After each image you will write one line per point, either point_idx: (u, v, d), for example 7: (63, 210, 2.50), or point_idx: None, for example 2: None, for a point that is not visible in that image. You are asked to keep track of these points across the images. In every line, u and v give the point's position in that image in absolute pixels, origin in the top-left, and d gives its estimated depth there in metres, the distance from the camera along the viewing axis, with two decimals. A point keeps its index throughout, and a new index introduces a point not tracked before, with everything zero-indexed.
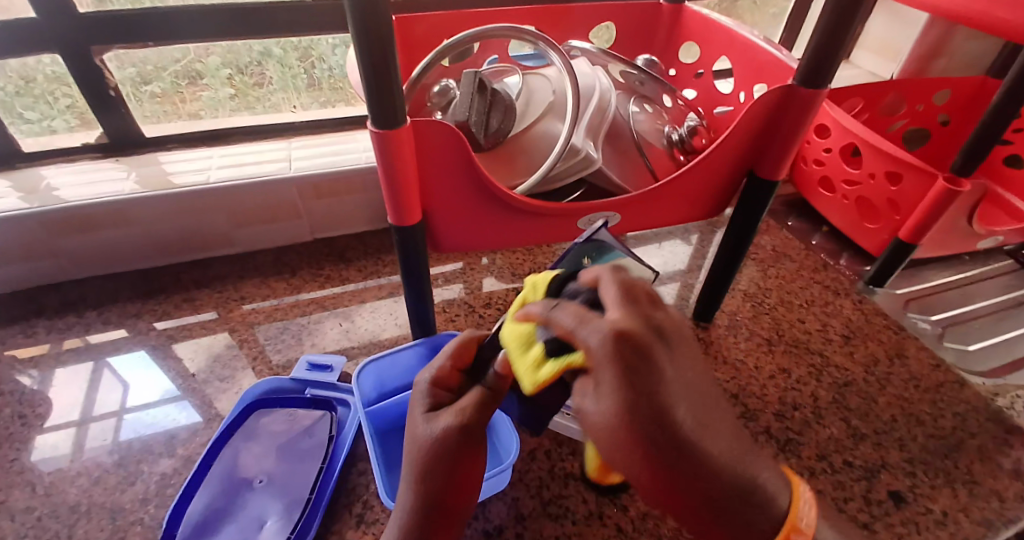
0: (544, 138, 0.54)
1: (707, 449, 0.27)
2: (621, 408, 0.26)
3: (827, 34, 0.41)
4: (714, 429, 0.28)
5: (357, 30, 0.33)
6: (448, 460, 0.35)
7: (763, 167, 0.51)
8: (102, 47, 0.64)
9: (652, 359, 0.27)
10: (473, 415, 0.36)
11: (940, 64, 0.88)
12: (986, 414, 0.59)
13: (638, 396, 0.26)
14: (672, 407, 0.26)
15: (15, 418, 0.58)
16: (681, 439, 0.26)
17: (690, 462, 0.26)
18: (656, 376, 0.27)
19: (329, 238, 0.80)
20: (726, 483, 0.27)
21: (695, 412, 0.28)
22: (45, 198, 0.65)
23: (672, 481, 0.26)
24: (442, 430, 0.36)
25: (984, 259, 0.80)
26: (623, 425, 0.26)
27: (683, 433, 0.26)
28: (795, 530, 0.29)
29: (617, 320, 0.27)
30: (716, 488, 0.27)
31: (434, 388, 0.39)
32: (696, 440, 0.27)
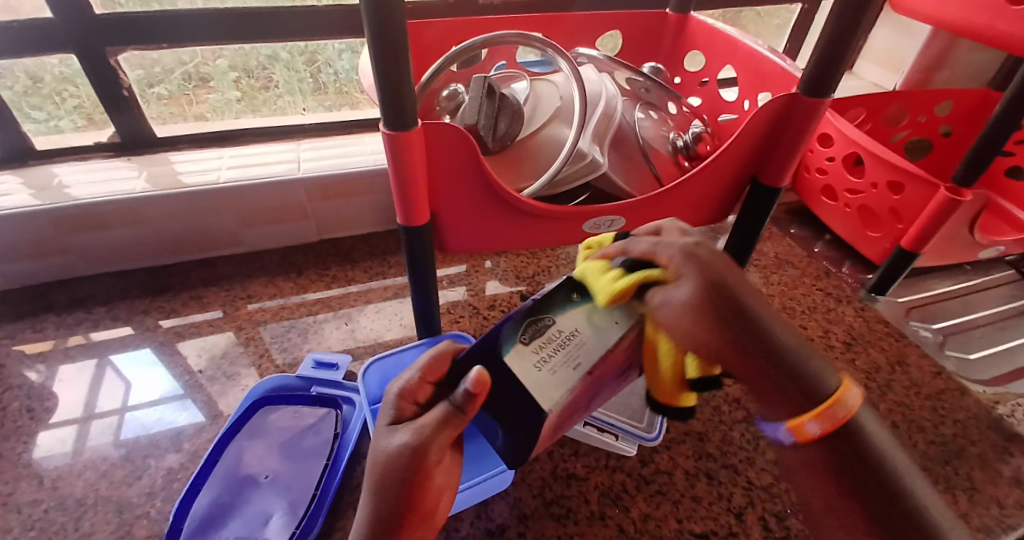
0: (550, 142, 0.54)
1: (771, 331, 0.32)
2: (699, 291, 0.33)
3: (831, 44, 0.42)
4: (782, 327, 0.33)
5: (372, 33, 0.34)
6: (403, 477, 0.33)
7: (767, 174, 0.52)
8: (113, 49, 0.65)
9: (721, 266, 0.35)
10: (433, 433, 0.34)
11: (942, 75, 0.89)
12: (986, 422, 0.59)
13: (710, 283, 0.34)
14: (746, 302, 0.33)
15: (22, 412, 0.58)
16: (749, 316, 0.33)
17: (747, 320, 0.32)
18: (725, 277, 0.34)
19: (334, 239, 0.81)
20: (779, 349, 0.32)
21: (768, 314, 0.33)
22: (56, 196, 0.66)
23: (739, 346, 0.32)
24: (398, 445, 0.34)
25: (986, 268, 0.81)
26: (699, 307, 0.33)
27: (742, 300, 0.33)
28: (831, 413, 0.30)
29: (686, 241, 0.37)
30: (786, 364, 0.31)
31: (400, 400, 0.37)
32: (757, 309, 0.33)
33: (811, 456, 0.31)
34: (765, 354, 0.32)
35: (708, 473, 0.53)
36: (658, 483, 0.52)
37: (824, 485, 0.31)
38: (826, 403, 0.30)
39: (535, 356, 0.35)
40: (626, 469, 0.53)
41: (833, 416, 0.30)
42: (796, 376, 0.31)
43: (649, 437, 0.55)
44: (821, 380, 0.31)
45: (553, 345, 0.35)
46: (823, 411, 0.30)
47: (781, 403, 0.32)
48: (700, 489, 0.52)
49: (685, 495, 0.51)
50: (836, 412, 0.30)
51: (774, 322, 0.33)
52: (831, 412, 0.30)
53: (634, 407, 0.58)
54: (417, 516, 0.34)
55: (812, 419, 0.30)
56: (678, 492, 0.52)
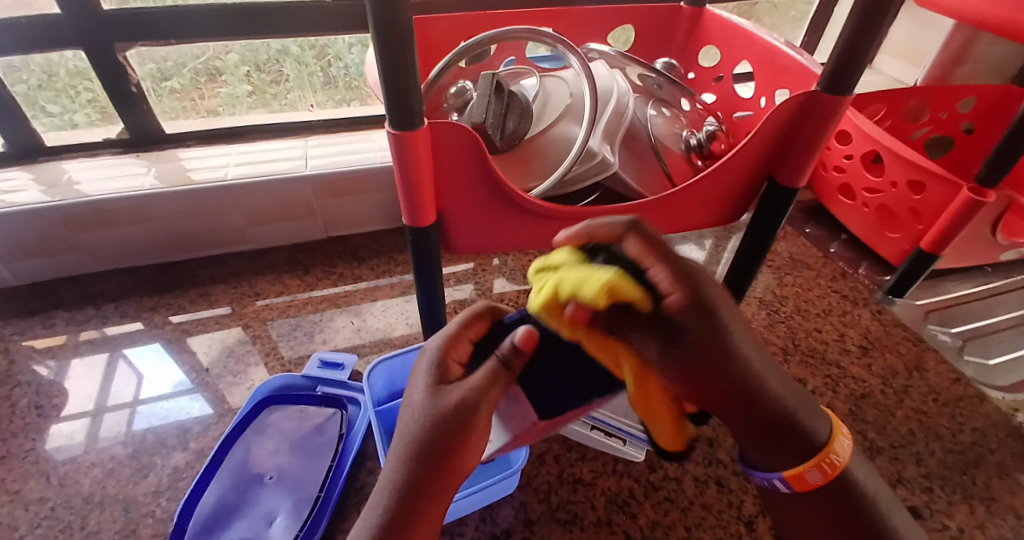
0: (560, 141, 0.53)
1: (763, 377, 0.38)
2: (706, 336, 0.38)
3: (851, 43, 0.40)
4: (771, 371, 0.39)
5: (376, 30, 0.33)
6: (456, 434, 0.33)
7: (783, 174, 0.51)
8: (122, 44, 0.65)
9: (713, 305, 0.39)
10: (487, 390, 0.34)
11: (965, 71, 0.86)
12: (1007, 429, 0.57)
13: (705, 326, 0.38)
14: (736, 347, 0.38)
15: (32, 408, 0.59)
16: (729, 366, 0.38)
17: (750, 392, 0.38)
18: (717, 313, 0.39)
19: (342, 236, 0.81)
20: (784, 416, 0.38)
21: (759, 358, 0.39)
22: (66, 192, 0.66)
23: (711, 385, 0.38)
24: (454, 401, 0.33)
25: (1007, 270, 0.78)
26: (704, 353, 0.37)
27: (735, 374, 0.38)
28: (830, 461, 0.38)
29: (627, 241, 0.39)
30: (766, 412, 0.38)
31: (444, 360, 0.37)
32: (755, 379, 0.38)
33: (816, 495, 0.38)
34: (754, 404, 0.38)
35: (717, 479, 0.52)
36: (666, 490, 0.51)
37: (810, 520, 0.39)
38: (818, 461, 0.38)
39: None
40: (633, 474, 0.52)
41: (817, 475, 0.38)
42: (777, 421, 0.38)
43: None
44: (813, 435, 0.38)
45: None
46: (815, 468, 0.37)
47: (781, 452, 0.38)
48: (710, 496, 0.51)
49: (694, 503, 0.50)
50: (827, 465, 0.38)
51: (760, 368, 0.38)
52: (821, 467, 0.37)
53: None
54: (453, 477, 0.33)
55: (814, 470, 0.37)
56: (687, 499, 0.51)
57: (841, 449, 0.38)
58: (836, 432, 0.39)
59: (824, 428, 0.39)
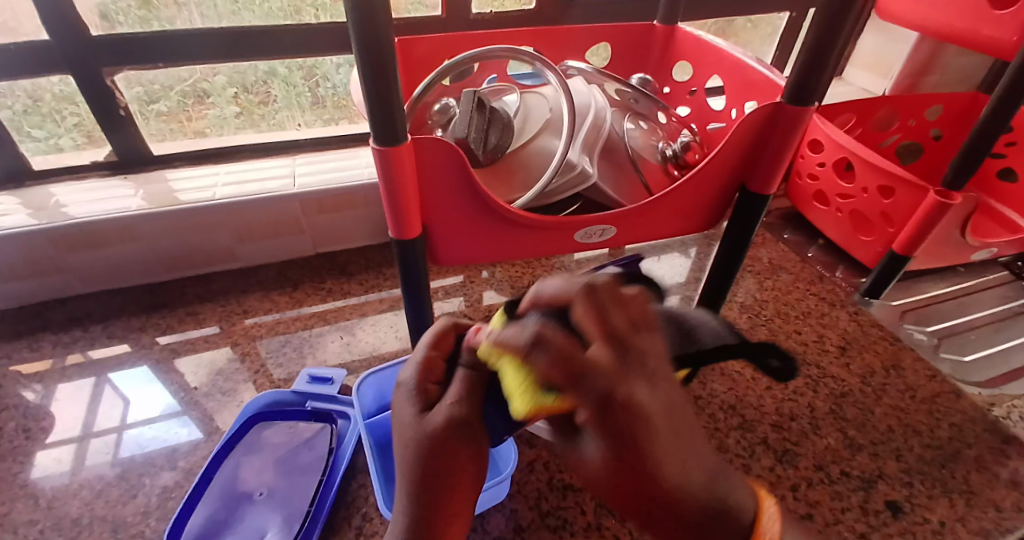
0: (541, 153, 0.55)
1: (668, 474, 0.27)
2: (615, 417, 0.27)
3: (812, 55, 0.42)
4: (691, 457, 0.29)
5: (359, 50, 0.35)
6: (445, 452, 0.35)
7: (755, 181, 0.53)
8: (111, 68, 0.66)
9: (625, 390, 0.28)
10: (466, 401, 0.36)
11: (931, 80, 0.90)
12: (983, 424, 0.59)
13: (611, 412, 0.28)
14: (654, 457, 0.27)
15: (19, 432, 0.59)
16: (638, 439, 0.27)
17: (649, 476, 0.27)
18: (627, 397, 0.28)
19: (331, 253, 0.82)
20: (703, 513, 0.28)
21: (666, 447, 0.28)
22: (53, 215, 0.67)
23: (614, 472, 0.28)
24: (440, 420, 0.36)
25: (979, 270, 0.81)
26: (613, 461, 0.27)
27: (644, 451, 0.27)
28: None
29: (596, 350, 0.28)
30: (681, 512, 0.27)
31: (422, 383, 0.39)
32: (656, 462, 0.27)
33: None
34: (661, 511, 0.27)
35: None
36: None
37: None
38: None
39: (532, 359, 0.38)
40: None
41: None
42: (701, 525, 0.28)
43: None
44: (740, 512, 0.28)
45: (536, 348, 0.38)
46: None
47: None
48: None
49: None
50: None
51: (665, 457, 0.27)
52: None
53: None
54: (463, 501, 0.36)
55: None
56: None
57: (774, 517, 0.29)
58: (762, 501, 0.30)
59: (746, 499, 0.29)
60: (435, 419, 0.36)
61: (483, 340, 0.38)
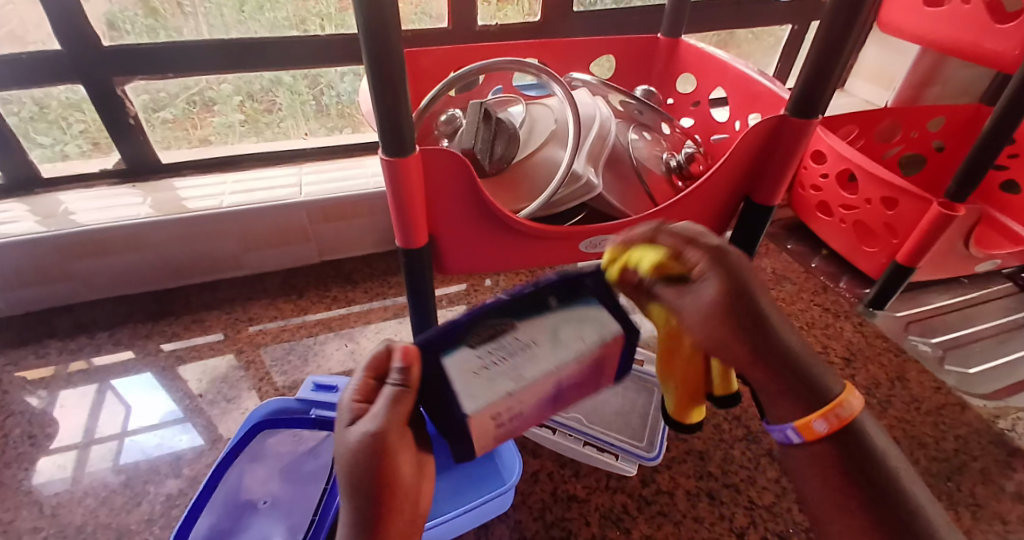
0: (546, 164, 0.55)
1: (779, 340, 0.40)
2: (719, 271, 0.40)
3: (816, 69, 0.43)
4: (784, 329, 0.41)
5: (370, 63, 0.35)
6: (372, 466, 0.32)
7: (760, 193, 0.53)
8: (120, 78, 0.67)
9: (731, 257, 0.41)
10: (391, 412, 0.33)
11: (933, 91, 0.90)
12: (988, 436, 0.59)
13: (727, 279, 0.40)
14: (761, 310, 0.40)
15: (24, 438, 0.59)
16: (745, 292, 0.40)
17: (753, 324, 0.40)
18: (738, 269, 0.41)
19: (335, 261, 0.82)
20: (789, 362, 0.40)
21: (773, 310, 0.41)
22: (61, 222, 0.67)
23: (720, 315, 0.40)
24: (363, 435, 0.32)
25: (983, 281, 0.81)
26: (724, 305, 0.40)
27: (755, 306, 0.40)
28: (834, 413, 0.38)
29: (711, 245, 0.41)
30: (768, 355, 0.40)
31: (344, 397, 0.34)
32: (767, 317, 0.40)
33: (824, 457, 0.38)
34: (760, 337, 0.40)
35: (709, 493, 0.53)
36: (659, 504, 0.52)
37: (825, 486, 0.37)
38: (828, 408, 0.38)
39: (477, 360, 0.37)
40: (626, 490, 0.53)
41: (832, 421, 0.37)
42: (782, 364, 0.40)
43: (649, 457, 0.54)
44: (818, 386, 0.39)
45: (500, 351, 0.37)
46: (830, 412, 0.38)
47: (797, 395, 0.39)
48: (702, 509, 0.52)
49: (686, 516, 0.51)
50: (838, 413, 0.37)
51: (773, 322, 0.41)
52: (831, 415, 0.37)
53: (634, 425, 0.58)
54: (402, 499, 0.35)
55: (819, 419, 0.38)
56: (679, 512, 0.51)
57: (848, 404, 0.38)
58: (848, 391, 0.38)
59: (830, 381, 0.39)
60: (350, 436, 0.32)
61: (404, 362, 0.35)
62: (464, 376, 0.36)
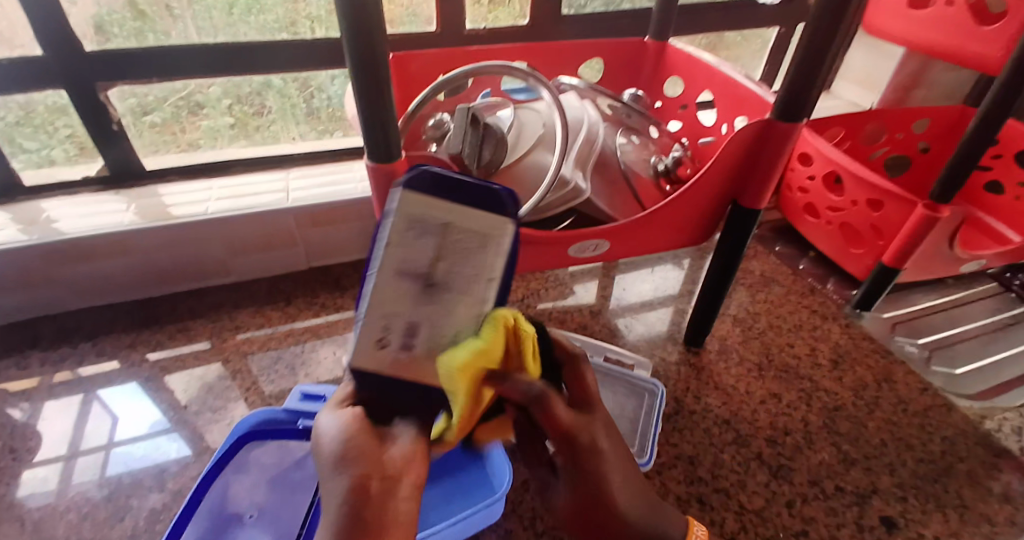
0: (534, 169, 0.55)
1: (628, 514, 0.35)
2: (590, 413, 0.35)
3: (801, 73, 0.43)
4: (632, 492, 0.35)
5: (355, 69, 0.35)
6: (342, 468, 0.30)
7: (746, 197, 0.53)
8: (106, 83, 0.66)
9: (589, 437, 0.33)
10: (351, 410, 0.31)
11: (918, 94, 0.91)
12: (974, 437, 0.59)
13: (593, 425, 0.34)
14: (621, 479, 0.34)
15: (5, 452, 0.58)
16: (592, 482, 0.33)
17: (607, 520, 0.34)
18: (586, 441, 0.33)
19: (324, 266, 0.82)
20: (642, 538, 0.36)
21: (623, 476, 0.34)
22: (43, 231, 0.66)
23: (574, 514, 0.34)
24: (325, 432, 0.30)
25: (968, 282, 0.82)
26: (574, 504, 0.34)
27: (602, 494, 0.33)
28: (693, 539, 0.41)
29: (564, 413, 0.33)
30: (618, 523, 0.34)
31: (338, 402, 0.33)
32: (607, 489, 0.33)
33: None
34: (612, 534, 0.34)
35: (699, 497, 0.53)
36: None
37: None
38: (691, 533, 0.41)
39: (374, 330, 0.29)
40: None
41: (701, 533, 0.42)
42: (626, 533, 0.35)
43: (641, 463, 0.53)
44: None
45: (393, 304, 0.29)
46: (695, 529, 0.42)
47: None
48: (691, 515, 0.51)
49: None
50: None
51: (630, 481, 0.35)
52: None
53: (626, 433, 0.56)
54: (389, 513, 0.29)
55: None
56: None
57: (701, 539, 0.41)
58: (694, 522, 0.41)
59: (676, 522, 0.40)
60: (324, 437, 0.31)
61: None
62: (367, 349, 0.29)
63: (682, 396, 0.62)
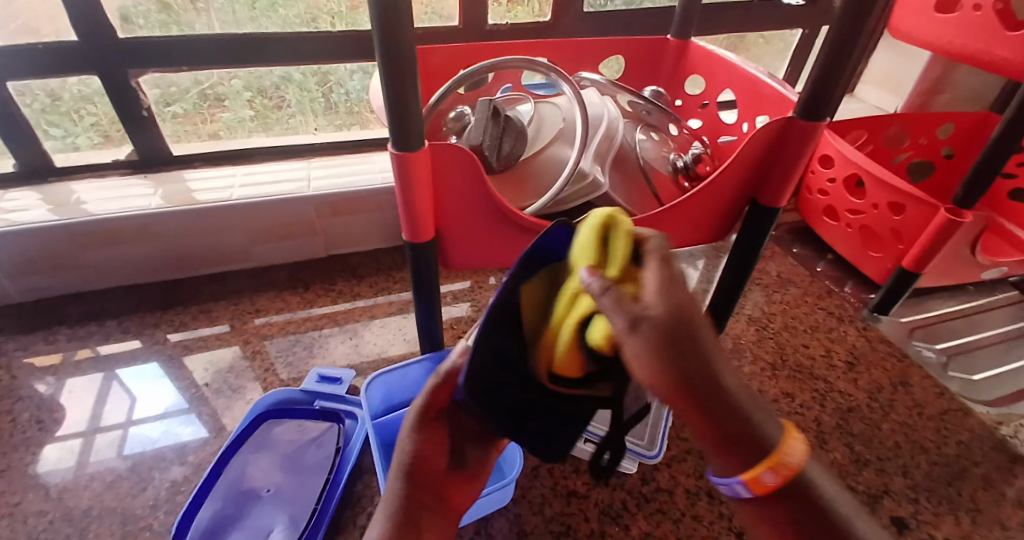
0: (554, 162, 0.56)
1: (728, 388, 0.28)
2: (655, 332, 0.26)
3: (823, 71, 0.43)
4: (726, 368, 0.28)
5: (383, 58, 0.36)
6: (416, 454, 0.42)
7: (766, 194, 0.53)
8: (134, 70, 0.68)
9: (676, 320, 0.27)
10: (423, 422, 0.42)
11: (943, 98, 0.90)
12: (990, 442, 0.59)
13: (671, 344, 0.26)
14: (719, 372, 0.27)
15: (33, 423, 0.60)
16: (695, 344, 0.27)
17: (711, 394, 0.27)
18: (682, 319, 0.27)
19: (341, 255, 0.83)
20: (739, 419, 0.28)
21: (714, 352, 0.28)
22: (73, 211, 0.68)
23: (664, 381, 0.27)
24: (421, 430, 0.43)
25: (989, 289, 0.81)
26: (662, 373, 0.26)
27: (697, 363, 0.27)
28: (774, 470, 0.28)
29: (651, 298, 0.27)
30: (726, 412, 0.27)
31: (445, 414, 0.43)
32: (709, 366, 0.27)
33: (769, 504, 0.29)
34: (711, 404, 0.27)
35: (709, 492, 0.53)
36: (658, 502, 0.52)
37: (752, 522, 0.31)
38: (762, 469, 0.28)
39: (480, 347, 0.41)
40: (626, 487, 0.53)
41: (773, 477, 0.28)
42: (736, 424, 0.28)
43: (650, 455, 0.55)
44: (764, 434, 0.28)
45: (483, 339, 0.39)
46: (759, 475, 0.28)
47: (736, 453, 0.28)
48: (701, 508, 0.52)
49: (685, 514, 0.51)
50: (779, 469, 0.28)
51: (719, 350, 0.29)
52: (775, 469, 0.28)
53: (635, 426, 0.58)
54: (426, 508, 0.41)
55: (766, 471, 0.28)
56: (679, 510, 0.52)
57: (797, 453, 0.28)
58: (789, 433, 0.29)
59: (773, 426, 0.29)
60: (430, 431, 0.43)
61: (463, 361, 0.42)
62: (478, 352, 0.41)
63: None
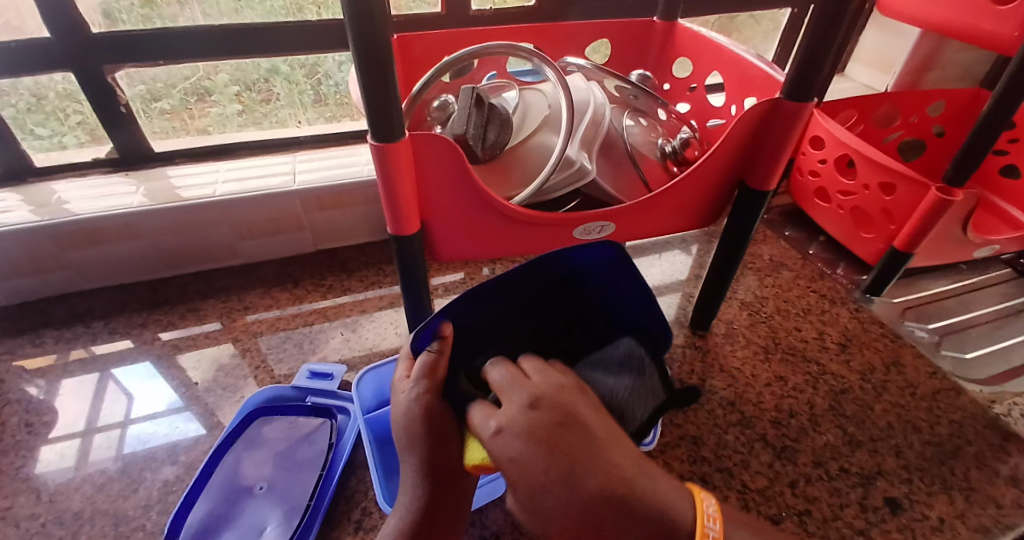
0: (539, 150, 0.55)
1: (624, 475, 0.33)
2: (524, 445, 0.33)
3: (810, 52, 0.42)
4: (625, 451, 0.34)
5: (357, 45, 0.34)
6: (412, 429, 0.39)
7: (754, 178, 0.52)
8: (112, 65, 0.66)
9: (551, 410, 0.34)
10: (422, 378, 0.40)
11: (933, 76, 0.90)
12: (983, 421, 0.59)
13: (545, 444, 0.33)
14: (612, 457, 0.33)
15: (21, 426, 0.59)
16: (582, 434, 0.33)
17: (574, 441, 0.33)
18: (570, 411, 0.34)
19: (331, 249, 0.82)
20: (625, 502, 0.32)
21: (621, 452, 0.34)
22: (54, 211, 0.67)
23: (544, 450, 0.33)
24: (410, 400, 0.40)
25: (981, 267, 0.81)
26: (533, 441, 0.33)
27: (576, 440, 0.33)
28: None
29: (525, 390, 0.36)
30: (636, 513, 0.32)
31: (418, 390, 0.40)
32: (600, 451, 0.33)
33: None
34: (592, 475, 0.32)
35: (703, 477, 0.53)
36: None
37: None
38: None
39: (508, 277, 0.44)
40: None
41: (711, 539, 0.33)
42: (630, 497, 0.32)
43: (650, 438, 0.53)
44: (675, 521, 0.32)
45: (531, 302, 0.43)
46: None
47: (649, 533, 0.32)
48: None
49: None
50: (710, 533, 0.33)
51: (618, 441, 0.35)
52: (707, 537, 0.32)
53: None
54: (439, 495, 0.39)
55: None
56: None
57: (713, 524, 0.33)
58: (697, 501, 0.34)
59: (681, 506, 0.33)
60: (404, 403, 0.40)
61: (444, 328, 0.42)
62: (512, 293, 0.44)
63: (687, 378, 0.62)
